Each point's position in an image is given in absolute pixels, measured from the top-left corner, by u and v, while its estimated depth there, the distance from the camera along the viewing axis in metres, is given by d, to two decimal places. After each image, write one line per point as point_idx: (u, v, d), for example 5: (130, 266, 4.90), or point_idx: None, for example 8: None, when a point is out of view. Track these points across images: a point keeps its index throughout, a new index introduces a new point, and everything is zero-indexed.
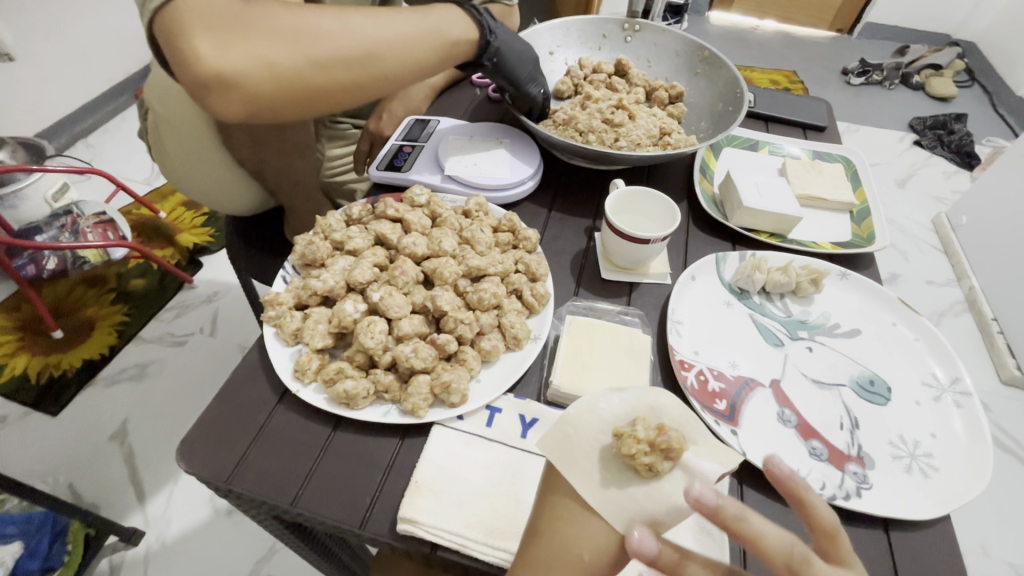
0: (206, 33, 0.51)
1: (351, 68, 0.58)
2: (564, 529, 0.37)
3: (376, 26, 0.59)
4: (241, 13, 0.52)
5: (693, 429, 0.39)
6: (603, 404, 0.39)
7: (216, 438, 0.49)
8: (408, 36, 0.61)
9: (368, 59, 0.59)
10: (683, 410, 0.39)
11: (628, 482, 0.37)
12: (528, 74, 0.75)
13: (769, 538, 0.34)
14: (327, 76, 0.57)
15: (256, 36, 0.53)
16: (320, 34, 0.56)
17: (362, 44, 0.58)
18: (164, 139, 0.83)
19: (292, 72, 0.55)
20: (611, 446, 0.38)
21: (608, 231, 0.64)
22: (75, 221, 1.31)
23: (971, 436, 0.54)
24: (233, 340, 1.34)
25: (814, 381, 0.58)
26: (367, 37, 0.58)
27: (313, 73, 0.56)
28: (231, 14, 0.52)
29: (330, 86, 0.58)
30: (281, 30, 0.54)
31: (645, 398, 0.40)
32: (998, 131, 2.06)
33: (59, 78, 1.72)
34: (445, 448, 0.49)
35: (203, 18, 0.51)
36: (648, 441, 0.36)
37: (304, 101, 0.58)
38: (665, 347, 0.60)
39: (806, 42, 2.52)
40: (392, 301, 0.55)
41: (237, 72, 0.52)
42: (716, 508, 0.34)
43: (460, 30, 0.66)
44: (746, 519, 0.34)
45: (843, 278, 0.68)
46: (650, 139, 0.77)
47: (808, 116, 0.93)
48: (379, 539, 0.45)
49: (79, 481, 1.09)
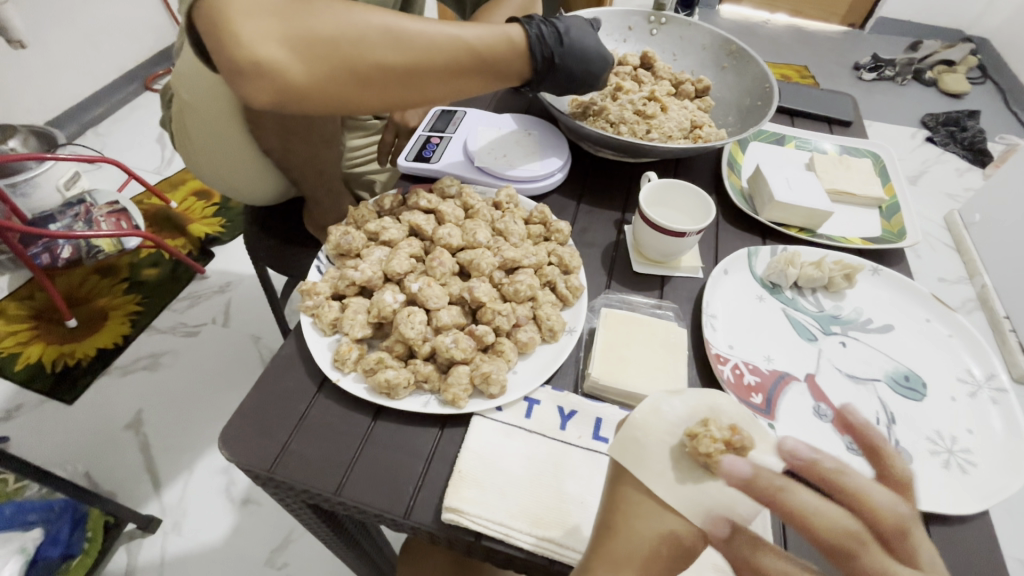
0: (245, 31, 0.51)
1: (389, 79, 0.57)
2: (639, 525, 0.36)
3: (422, 36, 0.57)
4: (289, 5, 0.52)
5: (753, 426, 0.39)
6: (666, 406, 0.39)
7: (258, 426, 0.49)
8: (451, 51, 0.58)
9: (404, 70, 0.57)
10: (741, 408, 0.39)
11: (700, 480, 0.36)
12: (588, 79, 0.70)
13: (874, 494, 0.29)
14: (361, 80, 0.56)
15: (293, 39, 0.52)
16: (363, 38, 0.54)
17: (400, 54, 0.56)
18: (189, 127, 0.83)
19: (328, 78, 0.55)
20: (679, 446, 0.38)
21: (641, 223, 0.64)
22: (89, 210, 1.30)
23: (1009, 432, 0.54)
24: (246, 330, 1.34)
25: (849, 376, 0.58)
26: (408, 45, 0.56)
27: (347, 74, 0.55)
28: (280, 5, 0.52)
29: (366, 93, 0.57)
30: (324, 28, 0.53)
31: (704, 399, 0.40)
32: (1010, 128, 2.05)
33: (69, 66, 1.71)
34: (486, 439, 0.49)
35: (251, 4, 0.51)
36: (723, 440, 0.36)
37: (336, 100, 0.57)
38: (699, 340, 0.60)
39: (817, 37, 2.49)
40: (431, 291, 0.55)
41: (270, 72, 0.52)
42: (811, 460, 0.31)
43: (515, 52, 0.62)
44: (848, 472, 0.29)
45: (876, 273, 0.68)
46: (681, 131, 0.77)
47: (833, 111, 0.93)
48: (423, 528, 0.45)
49: (96, 469, 1.10)
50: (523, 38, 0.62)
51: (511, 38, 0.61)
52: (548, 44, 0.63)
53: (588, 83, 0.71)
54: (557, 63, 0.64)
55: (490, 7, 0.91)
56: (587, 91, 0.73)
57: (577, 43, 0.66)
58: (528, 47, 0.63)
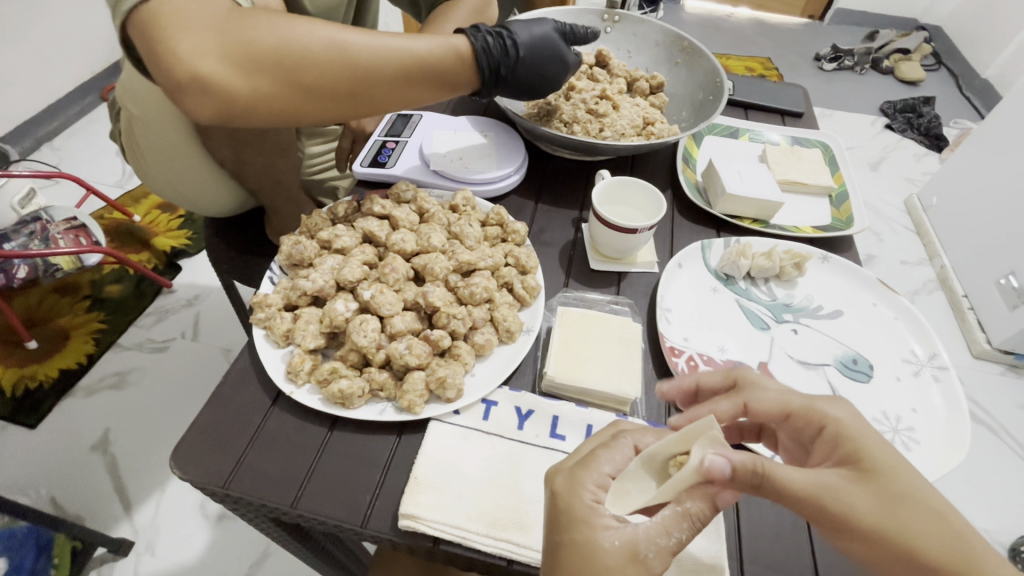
0: (181, 46, 0.50)
1: (334, 94, 0.57)
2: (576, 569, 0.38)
3: (367, 48, 0.56)
4: (230, 20, 0.52)
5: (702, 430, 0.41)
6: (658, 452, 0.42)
7: (212, 443, 0.49)
8: (400, 64, 0.58)
9: (350, 83, 0.56)
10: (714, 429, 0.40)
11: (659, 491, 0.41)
12: (545, 81, 0.70)
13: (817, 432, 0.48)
14: (307, 94, 0.56)
15: (234, 52, 0.51)
16: (306, 50, 0.53)
17: (347, 67, 0.55)
18: (139, 142, 0.82)
19: (273, 94, 0.54)
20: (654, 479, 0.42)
21: (595, 221, 0.65)
22: (45, 227, 1.25)
23: (949, 408, 0.56)
24: (217, 343, 1.32)
25: (800, 363, 0.60)
26: (354, 57, 0.55)
27: (292, 89, 0.55)
28: (220, 20, 0.51)
29: (311, 107, 0.57)
30: (265, 41, 0.52)
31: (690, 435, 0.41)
32: (964, 113, 2.12)
33: (19, 78, 1.65)
34: (442, 443, 0.49)
35: (190, 19, 0.51)
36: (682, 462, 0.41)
37: (282, 113, 0.57)
38: (655, 334, 0.61)
39: (779, 29, 2.54)
40: (383, 298, 0.55)
41: (211, 86, 0.52)
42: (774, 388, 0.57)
43: (462, 64, 0.62)
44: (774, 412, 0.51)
45: (825, 261, 0.69)
46: (634, 129, 0.78)
47: (785, 102, 0.95)
48: (381, 536, 0.45)
49: (62, 493, 1.07)
50: (470, 50, 0.62)
51: (459, 50, 0.61)
52: (494, 55, 0.63)
53: (543, 85, 0.70)
54: (503, 74, 0.65)
55: (445, 10, 0.91)
56: (545, 93, 0.73)
57: (526, 53, 0.66)
58: (474, 59, 0.62)
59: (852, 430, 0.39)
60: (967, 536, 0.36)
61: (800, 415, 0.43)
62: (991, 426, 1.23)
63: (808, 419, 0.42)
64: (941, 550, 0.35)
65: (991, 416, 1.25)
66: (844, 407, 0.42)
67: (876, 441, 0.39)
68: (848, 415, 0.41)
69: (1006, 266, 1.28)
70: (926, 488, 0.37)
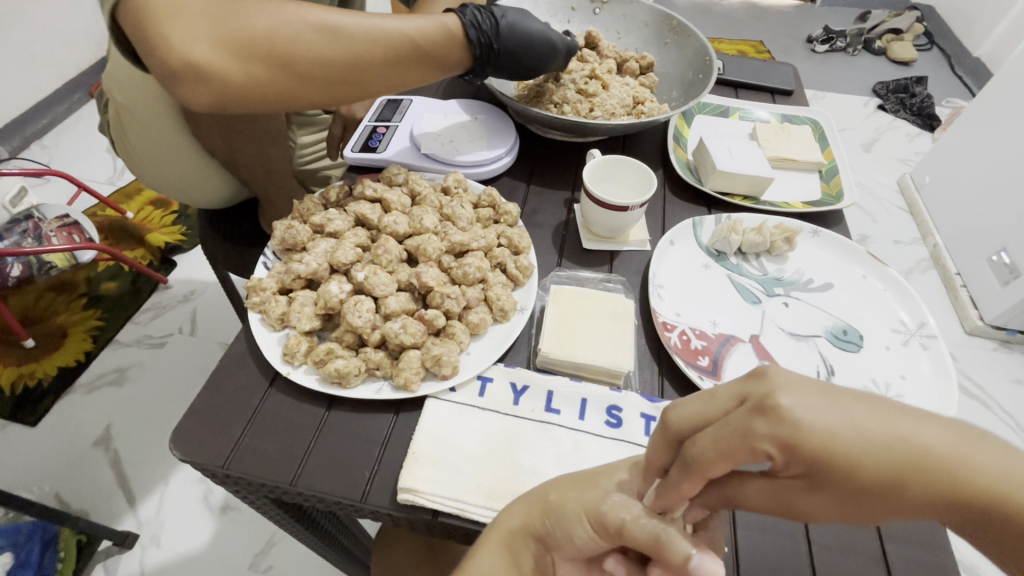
0: (173, 33, 0.50)
1: (327, 76, 0.56)
2: (560, 521, 0.38)
3: (358, 31, 0.56)
4: (218, 4, 0.51)
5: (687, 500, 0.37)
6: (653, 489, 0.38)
7: (213, 423, 0.49)
8: (391, 45, 0.58)
9: (342, 66, 0.56)
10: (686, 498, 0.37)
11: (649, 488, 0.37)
12: (538, 57, 0.69)
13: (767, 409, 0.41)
14: (300, 77, 0.55)
15: (224, 36, 0.51)
16: (297, 32, 0.53)
17: (339, 48, 0.55)
18: (129, 133, 0.81)
19: (265, 80, 0.54)
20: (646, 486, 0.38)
21: (587, 201, 0.65)
22: (37, 225, 1.24)
23: (937, 374, 0.57)
24: (214, 337, 1.32)
25: (791, 334, 0.61)
26: (345, 39, 0.55)
27: (284, 73, 0.54)
28: (209, 3, 0.51)
29: (304, 90, 0.57)
30: (258, 25, 0.52)
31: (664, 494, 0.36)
32: (956, 92, 2.11)
33: (5, 78, 1.63)
34: (439, 418, 0.50)
35: (180, 3, 0.50)
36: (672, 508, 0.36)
37: (277, 99, 0.57)
38: (647, 310, 0.62)
39: (771, 12, 2.53)
40: (377, 279, 0.55)
41: (203, 73, 0.52)
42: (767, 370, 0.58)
43: (453, 43, 0.61)
44: None
45: (815, 235, 0.70)
46: (624, 108, 0.78)
47: (775, 81, 0.95)
48: (381, 510, 0.46)
49: (65, 490, 1.07)
50: (459, 27, 0.62)
51: (448, 28, 0.61)
52: (483, 30, 0.63)
53: (536, 64, 0.70)
54: (495, 48, 0.64)
55: None
56: (539, 75, 0.73)
57: (516, 25, 0.65)
58: (464, 35, 0.62)
59: (799, 442, 0.28)
60: (992, 477, 0.28)
61: (741, 455, 0.29)
62: (985, 401, 1.25)
63: (752, 455, 0.29)
64: (959, 508, 0.28)
65: (985, 391, 1.26)
66: (778, 416, 0.28)
67: (824, 435, 0.28)
68: (791, 430, 0.28)
69: (998, 242, 1.29)
70: (912, 446, 0.28)
